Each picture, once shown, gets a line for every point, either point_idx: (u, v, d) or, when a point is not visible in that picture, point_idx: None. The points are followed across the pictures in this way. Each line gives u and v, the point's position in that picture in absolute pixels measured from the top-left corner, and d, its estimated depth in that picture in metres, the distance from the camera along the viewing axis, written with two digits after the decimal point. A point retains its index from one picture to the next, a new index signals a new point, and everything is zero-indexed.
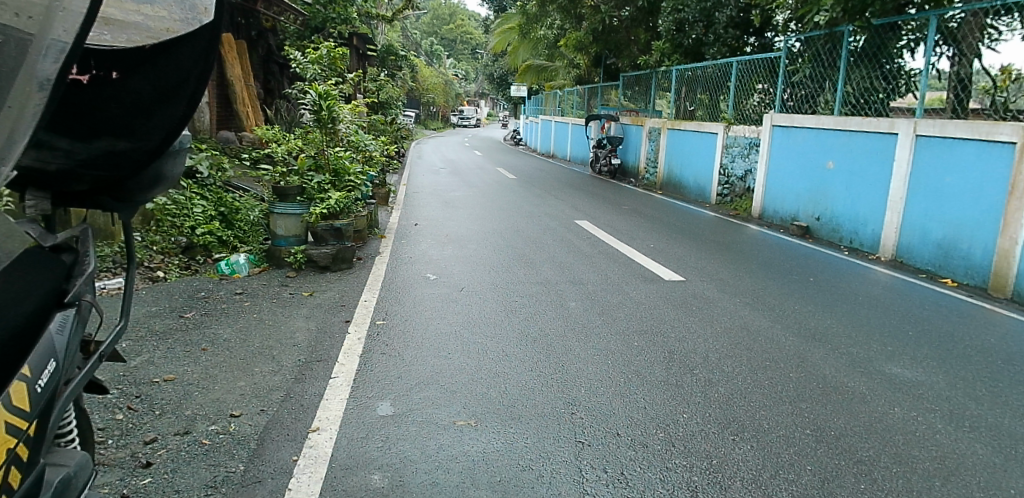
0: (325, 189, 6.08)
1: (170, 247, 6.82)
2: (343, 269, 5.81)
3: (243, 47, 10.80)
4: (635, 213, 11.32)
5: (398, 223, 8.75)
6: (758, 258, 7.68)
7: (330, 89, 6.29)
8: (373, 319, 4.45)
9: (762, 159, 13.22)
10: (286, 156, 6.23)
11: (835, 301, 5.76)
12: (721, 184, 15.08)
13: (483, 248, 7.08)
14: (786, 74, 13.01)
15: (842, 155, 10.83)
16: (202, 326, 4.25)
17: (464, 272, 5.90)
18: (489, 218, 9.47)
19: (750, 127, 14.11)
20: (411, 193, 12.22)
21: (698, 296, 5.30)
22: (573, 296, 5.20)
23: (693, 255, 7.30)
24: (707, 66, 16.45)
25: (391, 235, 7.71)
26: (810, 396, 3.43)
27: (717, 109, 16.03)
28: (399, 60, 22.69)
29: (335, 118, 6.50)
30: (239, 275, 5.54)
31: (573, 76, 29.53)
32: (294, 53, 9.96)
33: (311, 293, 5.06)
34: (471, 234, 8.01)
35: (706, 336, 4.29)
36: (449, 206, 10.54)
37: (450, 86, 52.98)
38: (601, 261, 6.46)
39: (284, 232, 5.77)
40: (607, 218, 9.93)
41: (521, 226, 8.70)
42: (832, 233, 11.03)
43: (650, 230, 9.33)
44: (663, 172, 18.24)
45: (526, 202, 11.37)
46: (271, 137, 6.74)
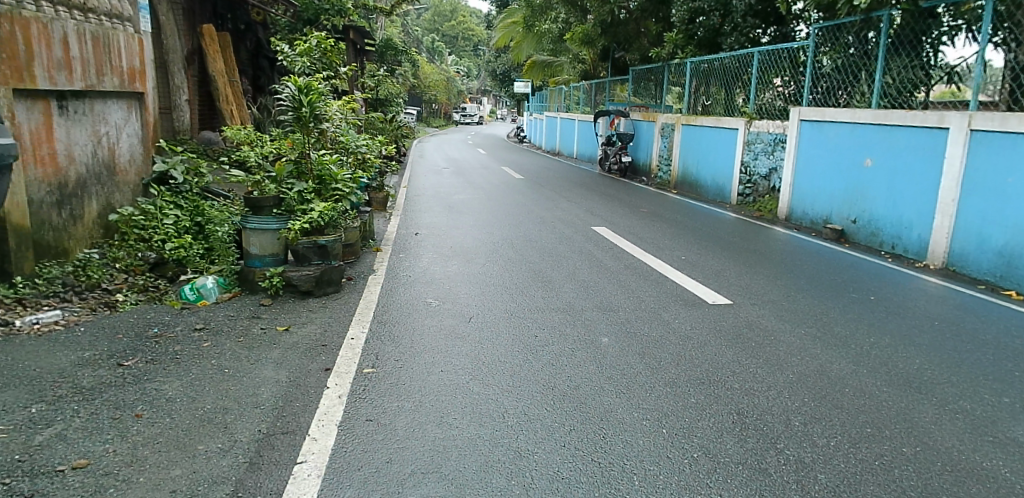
0: (307, 199, 5.21)
1: (136, 264, 6.02)
2: (330, 293, 4.95)
3: (228, 40, 9.88)
4: (654, 217, 10.42)
5: (397, 232, 7.88)
6: (803, 272, 6.78)
7: (313, 82, 5.32)
8: (359, 367, 3.56)
9: (788, 156, 12.33)
10: (261, 161, 5.40)
11: (909, 328, 4.88)
12: (742, 184, 14.19)
13: (493, 263, 6.20)
14: (815, 65, 12.08)
15: (882, 152, 9.93)
16: (141, 380, 3.35)
17: (471, 296, 5.03)
18: (498, 225, 8.59)
19: (775, 122, 13.18)
20: (412, 197, 11.36)
21: (753, 328, 4.41)
22: (604, 328, 4.31)
23: (732, 270, 6.41)
24: (724, 58, 15.52)
25: (388, 248, 6.85)
26: (944, 491, 2.53)
27: (735, 104, 15.12)
28: (398, 56, 21.82)
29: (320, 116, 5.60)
30: (206, 302, 4.70)
31: (578, 71, 28.60)
32: (282, 45, 9.09)
33: (287, 328, 4.18)
34: (478, 245, 7.14)
35: (778, 390, 3.40)
36: (453, 211, 9.69)
37: (451, 83, 51.98)
38: (629, 280, 5.58)
39: (258, 251, 4.89)
40: (626, 224, 9.04)
41: (532, 235, 7.82)
42: (870, 238, 10.14)
43: (675, 237, 8.44)
44: (677, 170, 17.35)
45: (536, 206, 10.49)
46: (245, 139, 5.89)
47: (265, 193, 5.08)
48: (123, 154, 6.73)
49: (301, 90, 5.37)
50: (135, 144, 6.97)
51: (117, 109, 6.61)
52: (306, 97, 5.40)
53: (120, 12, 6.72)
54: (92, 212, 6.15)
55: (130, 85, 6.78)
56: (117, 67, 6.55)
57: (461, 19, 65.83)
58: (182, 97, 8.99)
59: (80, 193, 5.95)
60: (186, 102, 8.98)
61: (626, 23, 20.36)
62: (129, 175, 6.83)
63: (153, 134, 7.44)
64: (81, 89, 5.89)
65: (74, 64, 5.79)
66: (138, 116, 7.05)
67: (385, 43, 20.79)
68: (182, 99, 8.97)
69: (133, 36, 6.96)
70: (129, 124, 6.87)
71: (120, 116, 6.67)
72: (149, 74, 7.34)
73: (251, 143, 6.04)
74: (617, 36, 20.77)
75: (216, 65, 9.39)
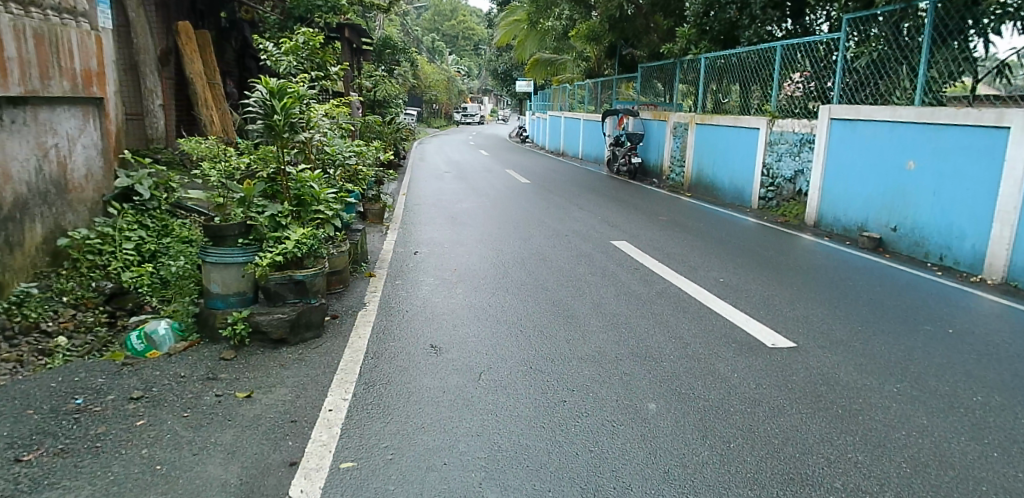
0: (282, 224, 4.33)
1: (88, 296, 5.22)
2: (308, 339, 4.09)
3: (207, 39, 9.01)
4: (676, 226, 9.55)
5: (394, 251, 7.00)
6: (861, 295, 5.89)
7: (286, 85, 4.42)
8: (336, 461, 2.69)
9: (817, 157, 11.44)
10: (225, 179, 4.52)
11: (1014, 377, 3.97)
12: (764, 186, 13.29)
13: (503, 292, 5.32)
14: (846, 58, 11.16)
15: (926, 153, 9.04)
16: (40, 486, 2.50)
17: (479, 340, 4.14)
18: (507, 239, 7.71)
19: (801, 120, 12.27)
20: (412, 206, 10.48)
21: (833, 384, 3.53)
22: (647, 388, 3.43)
23: (782, 297, 5.53)
24: (742, 53, 14.61)
25: (382, 273, 5.99)
26: None
27: (754, 102, 14.21)
28: (397, 55, 20.94)
29: (297, 124, 4.70)
30: (156, 353, 3.88)
31: (583, 69, 27.75)
32: (266, 42, 8.20)
33: (250, 394, 3.30)
34: (486, 267, 6.26)
35: (893, 494, 2.54)
36: (456, 223, 8.81)
37: (452, 82, 51.09)
38: (666, 314, 4.70)
39: (221, 290, 4.01)
40: (648, 237, 8.17)
41: (545, 253, 6.93)
42: (912, 247, 9.26)
43: (704, 251, 7.56)
44: (692, 171, 16.47)
45: (546, 216, 9.60)
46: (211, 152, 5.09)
47: (229, 218, 4.19)
48: (77, 169, 5.86)
49: (273, 93, 4.45)
50: (93, 157, 6.10)
51: (70, 118, 5.76)
52: (280, 101, 4.49)
53: (72, 7, 5.86)
54: (37, 237, 5.28)
55: (85, 89, 5.92)
56: (68, 70, 5.70)
57: (461, 18, 64.78)
58: (156, 102, 8.15)
59: (20, 216, 5.08)
60: (160, 108, 8.15)
61: (635, 17, 19.42)
62: (86, 193, 5.97)
63: (118, 144, 6.57)
64: (19, 95, 5.04)
65: (10, 65, 4.94)
66: (97, 125, 6.19)
67: (383, 41, 19.92)
68: (155, 104, 8.14)
69: (90, 34, 6.10)
70: (87, 134, 6.01)
71: (74, 125, 5.83)
72: (111, 77, 6.48)
73: (219, 156, 5.16)
74: (626, 32, 19.86)
75: (193, 65, 8.52)
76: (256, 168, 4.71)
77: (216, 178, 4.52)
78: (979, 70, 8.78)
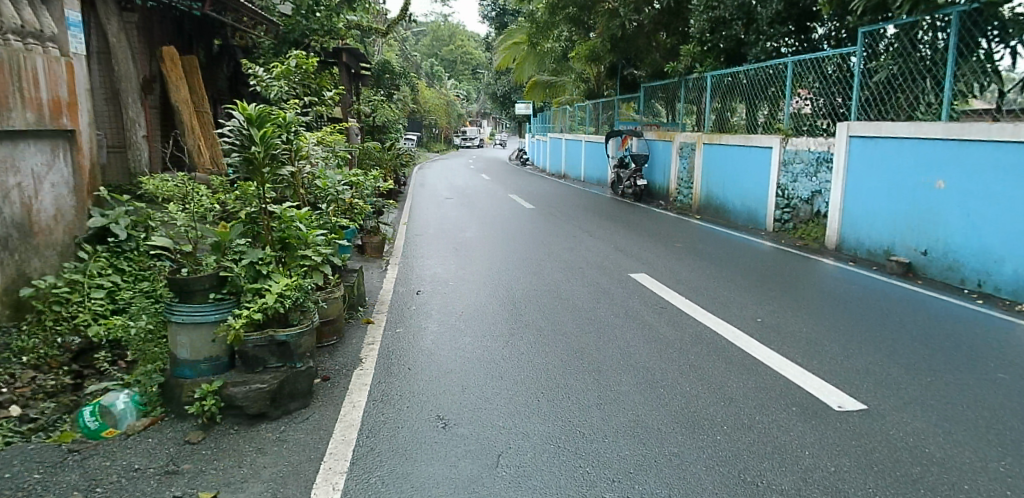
0: (261, 275, 3.68)
1: (52, 354, 4.61)
2: (293, 411, 3.49)
3: (195, 64, 8.50)
4: (694, 254, 8.98)
5: (394, 290, 6.40)
6: (913, 335, 5.28)
7: (266, 111, 3.74)
8: None
9: (836, 177, 10.88)
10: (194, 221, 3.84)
11: None
12: (779, 207, 12.74)
13: (515, 341, 4.71)
14: (864, 72, 10.64)
15: (957, 171, 8.45)
16: None
17: (493, 410, 3.54)
18: (516, 274, 7.12)
19: (816, 139, 11.77)
20: (413, 237, 9.91)
21: (925, 468, 2.93)
22: (703, 478, 2.83)
23: (829, 340, 4.94)
24: (751, 70, 14.15)
25: (381, 318, 5.38)
26: None
27: (766, 120, 13.74)
28: (396, 78, 20.55)
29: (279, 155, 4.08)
30: (113, 433, 3.32)
31: (583, 90, 27.48)
32: (255, 67, 7.70)
33: (215, 496, 2.69)
34: (495, 308, 5.66)
35: None
36: (460, 256, 8.24)
37: (452, 106, 50.95)
38: (707, 370, 4.10)
39: (189, 356, 3.39)
40: (668, 268, 7.60)
41: (559, 290, 6.35)
42: (945, 273, 8.63)
43: (731, 283, 6.97)
44: (700, 193, 15.93)
45: (556, 245, 9.02)
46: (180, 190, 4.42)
47: (200, 268, 3.57)
48: (44, 210, 5.23)
49: (251, 121, 3.76)
50: (64, 195, 5.46)
51: (34, 152, 5.18)
52: (259, 129, 3.81)
53: (37, 30, 5.33)
54: None
55: (53, 120, 5.33)
56: (33, 99, 5.13)
57: (458, 41, 64.86)
58: (139, 133, 7.61)
59: None
60: (144, 138, 7.60)
61: (635, 36, 19.04)
62: (54, 235, 5.31)
63: (92, 180, 5.92)
64: None
65: None
66: (68, 159, 5.56)
67: (381, 64, 19.53)
68: (138, 134, 7.58)
69: (60, 60, 5.51)
70: (56, 171, 5.40)
71: (40, 160, 5.23)
72: (83, 107, 5.86)
73: (194, 193, 4.52)
74: (627, 51, 19.49)
75: (179, 93, 7.98)
76: (234, 206, 4.10)
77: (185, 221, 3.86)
78: (1005, 80, 8.22)
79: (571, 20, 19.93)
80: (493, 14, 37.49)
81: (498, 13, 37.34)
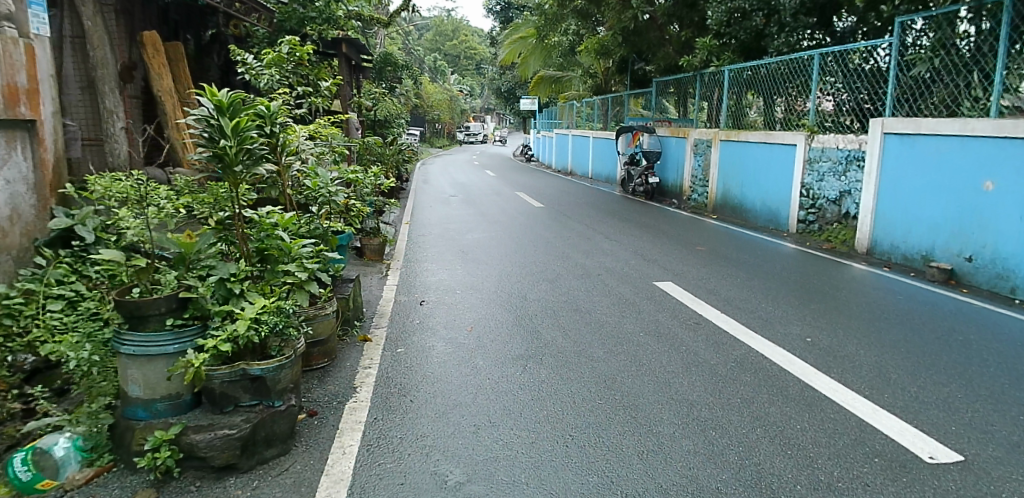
0: (233, 297, 3.03)
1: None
2: (269, 460, 2.87)
3: (180, 51, 7.87)
4: (719, 259, 8.35)
5: (395, 300, 5.78)
6: (984, 358, 4.65)
7: (240, 97, 3.10)
8: None
9: (869, 177, 10.21)
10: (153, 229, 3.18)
11: None
12: (803, 208, 12.10)
13: (535, 366, 4.09)
14: (900, 64, 9.90)
15: (1009, 172, 7.78)
16: None
17: (516, 460, 2.92)
18: (530, 282, 6.49)
19: (845, 136, 11.11)
20: (416, 238, 9.28)
21: None
22: None
23: (895, 367, 4.30)
24: (771, 63, 13.47)
25: (380, 335, 4.77)
26: None
27: (788, 116, 13.07)
28: (398, 71, 19.89)
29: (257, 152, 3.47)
30: (52, 484, 2.71)
31: (591, 85, 26.79)
32: (244, 54, 7.11)
33: None
34: (510, 324, 5.03)
35: None
36: (468, 260, 7.62)
37: (455, 101, 50.26)
38: (764, 409, 3.48)
39: (143, 393, 2.76)
40: (695, 276, 6.97)
41: (579, 301, 5.72)
42: (993, 281, 7.99)
43: (767, 294, 6.35)
44: (716, 192, 15.27)
45: (570, 249, 8.40)
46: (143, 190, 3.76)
47: (156, 288, 2.89)
48: None
49: (222, 108, 3.12)
50: (21, 194, 4.86)
51: None
52: (232, 119, 3.17)
53: None
54: None
55: (6, 108, 4.70)
56: None
57: (462, 36, 64.09)
58: (117, 125, 6.99)
59: None
60: (123, 131, 7.00)
61: (648, 29, 18.35)
62: (9, 237, 4.70)
63: (58, 176, 5.31)
64: None
65: None
66: (27, 154, 4.95)
67: (383, 57, 18.87)
68: (117, 126, 6.96)
69: (18, 41, 4.89)
70: (11, 167, 4.79)
71: None
72: (49, 96, 5.25)
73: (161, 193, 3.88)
74: (639, 45, 18.82)
75: (162, 82, 7.36)
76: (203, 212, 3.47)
77: (140, 230, 3.19)
78: None
79: (580, 13, 19.27)
80: (497, 8, 36.72)
81: (503, 8, 36.58)
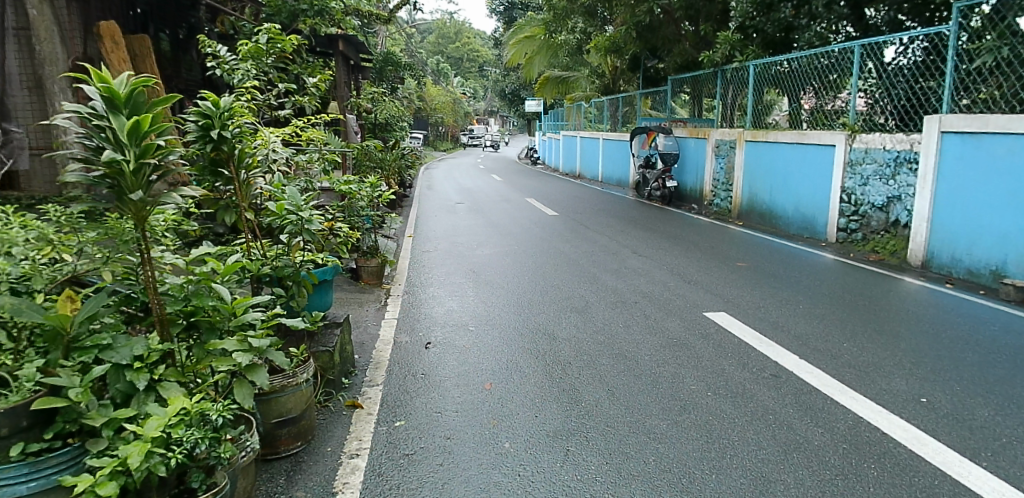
0: (127, 391, 2.11)
1: None
2: None
3: (147, 45, 6.82)
4: (765, 279, 7.25)
5: (395, 342, 4.73)
6: None
7: (143, 87, 2.22)
8: None
9: (922, 181, 8.89)
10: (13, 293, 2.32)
11: None
12: (843, 215, 10.93)
13: (581, 458, 3.00)
14: (960, 54, 8.41)
15: None
16: None
17: None
18: (554, 314, 5.41)
19: (893, 135, 9.92)
20: (419, 256, 8.24)
21: None
22: None
23: None
24: (804, 57, 12.20)
25: (374, 398, 3.70)
26: None
27: (822, 113, 11.86)
28: (400, 71, 18.83)
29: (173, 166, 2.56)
30: None
31: (599, 84, 25.65)
32: (216, 47, 6.04)
33: None
34: (533, 380, 3.93)
35: None
36: (479, 284, 6.57)
37: (459, 105, 49.23)
38: None
39: None
40: (749, 304, 5.88)
41: (620, 342, 4.66)
42: None
43: (841, 330, 5.26)
44: (741, 196, 14.16)
45: (596, 268, 7.33)
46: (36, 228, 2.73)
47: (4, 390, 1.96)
48: None
49: (117, 103, 2.22)
50: None
51: None
52: (132, 117, 2.28)
53: None
54: None
55: None
56: None
57: (464, 38, 62.83)
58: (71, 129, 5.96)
59: None
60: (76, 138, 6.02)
61: (663, 25, 16.94)
62: None
63: None
64: None
65: None
66: None
67: (384, 56, 17.81)
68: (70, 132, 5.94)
69: None
70: None
71: None
72: None
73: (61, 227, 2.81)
74: (653, 42, 17.68)
75: None
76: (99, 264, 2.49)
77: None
78: None
79: (590, 9, 18.19)
80: (500, 8, 35.63)
81: (506, 8, 35.48)
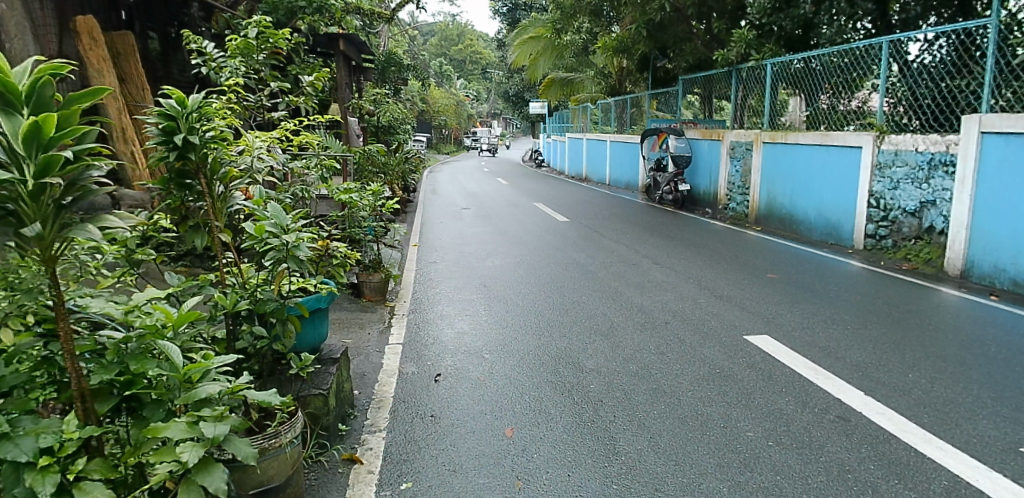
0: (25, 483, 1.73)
1: None
2: None
3: (131, 43, 6.31)
4: (800, 294, 6.62)
5: (401, 374, 4.16)
6: None
7: (45, 73, 1.91)
8: None
9: (960, 184, 8.18)
10: None
11: None
12: (871, 221, 10.29)
13: None
14: (1001, 48, 7.75)
15: None
16: None
17: None
18: (574, 339, 4.79)
19: (926, 136, 9.28)
20: (423, 268, 7.68)
21: None
22: None
23: None
24: (827, 54, 11.52)
25: (374, 451, 3.12)
26: None
27: (846, 114, 11.20)
28: (403, 72, 18.23)
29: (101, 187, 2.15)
30: None
31: (606, 85, 25.03)
32: (202, 41, 5.49)
33: None
34: (556, 428, 3.31)
35: None
36: (488, 301, 6.00)
37: (462, 108, 48.60)
38: None
39: None
40: (790, 324, 5.27)
41: (656, 374, 4.08)
42: None
43: (900, 356, 4.64)
44: (758, 201, 13.52)
45: (616, 282, 6.74)
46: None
47: None
48: None
49: (13, 99, 1.90)
50: None
51: None
52: (35, 115, 1.95)
53: None
54: None
55: None
56: None
57: (467, 40, 62.19)
58: None
59: None
60: None
61: (672, 23, 16.18)
62: None
63: None
64: None
65: None
66: None
67: (387, 57, 17.22)
68: None
69: None
70: None
71: None
72: None
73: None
74: (663, 41, 17.05)
75: (102, 80, 5.78)
76: None
77: None
78: None
79: (598, 7, 17.57)
80: (504, 9, 35.04)
81: (510, 9, 34.91)
